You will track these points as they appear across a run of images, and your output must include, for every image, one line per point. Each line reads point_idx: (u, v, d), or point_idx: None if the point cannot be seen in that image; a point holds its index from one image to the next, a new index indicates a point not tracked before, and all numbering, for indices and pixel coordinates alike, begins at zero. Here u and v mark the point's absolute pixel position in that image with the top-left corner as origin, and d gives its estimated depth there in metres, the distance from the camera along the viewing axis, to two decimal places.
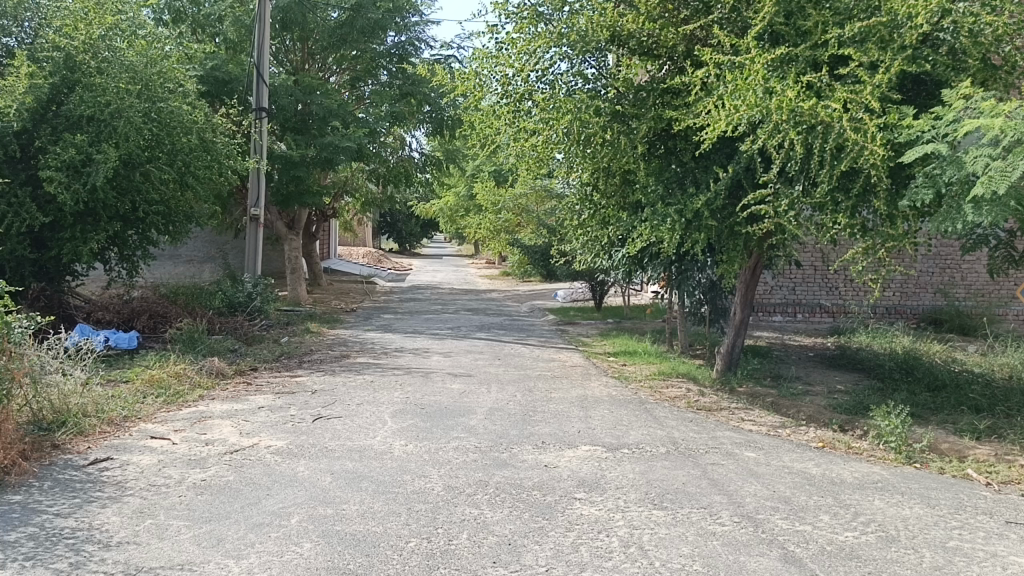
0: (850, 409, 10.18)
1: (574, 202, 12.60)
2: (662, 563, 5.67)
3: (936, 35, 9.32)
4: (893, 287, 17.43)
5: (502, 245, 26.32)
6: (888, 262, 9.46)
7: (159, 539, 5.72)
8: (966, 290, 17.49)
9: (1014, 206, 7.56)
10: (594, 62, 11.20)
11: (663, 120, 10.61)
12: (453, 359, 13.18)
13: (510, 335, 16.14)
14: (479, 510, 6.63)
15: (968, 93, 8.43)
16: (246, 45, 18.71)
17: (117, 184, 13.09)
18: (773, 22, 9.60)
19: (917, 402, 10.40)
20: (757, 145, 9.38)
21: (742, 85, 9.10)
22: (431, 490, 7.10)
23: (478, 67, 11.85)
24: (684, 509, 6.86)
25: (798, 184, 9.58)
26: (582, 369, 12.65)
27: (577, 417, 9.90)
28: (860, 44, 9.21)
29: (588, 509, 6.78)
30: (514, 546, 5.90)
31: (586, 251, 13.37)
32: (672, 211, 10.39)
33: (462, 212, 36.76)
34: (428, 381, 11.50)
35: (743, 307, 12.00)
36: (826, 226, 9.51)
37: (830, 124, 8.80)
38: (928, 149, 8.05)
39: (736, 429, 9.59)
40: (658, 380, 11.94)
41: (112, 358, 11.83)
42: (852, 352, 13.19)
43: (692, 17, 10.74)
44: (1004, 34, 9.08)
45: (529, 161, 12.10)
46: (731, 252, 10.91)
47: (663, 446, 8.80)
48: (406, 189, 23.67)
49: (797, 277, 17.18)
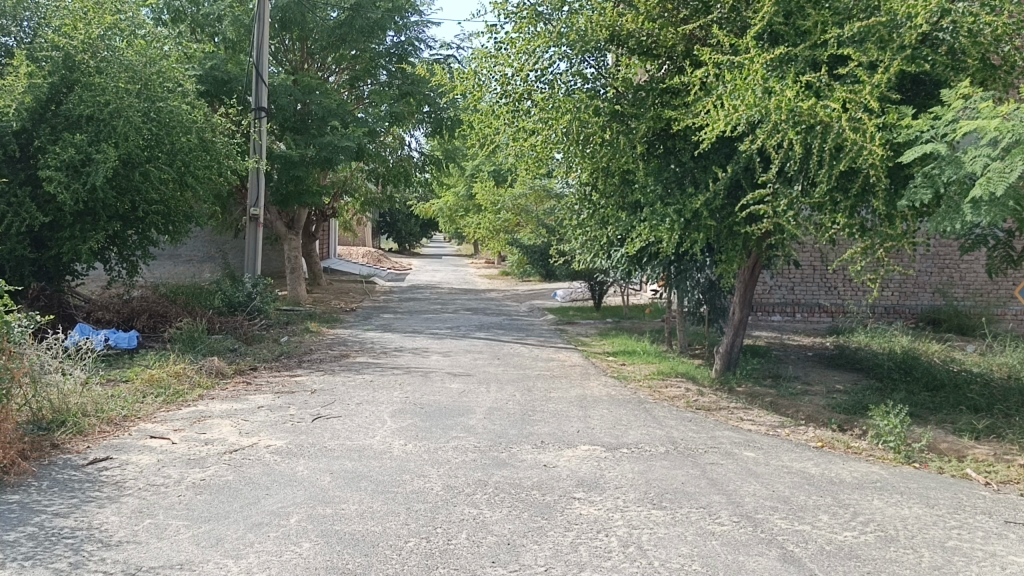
0: (849, 409, 10.18)
1: (574, 202, 12.61)
2: (661, 563, 5.67)
3: (935, 35, 9.31)
4: (892, 286, 17.44)
5: (501, 244, 26.34)
6: (887, 261, 9.46)
7: (158, 539, 5.72)
8: (964, 290, 17.51)
9: (1013, 206, 7.55)
10: (594, 61, 11.20)
11: (663, 120, 10.60)
12: (452, 358, 13.19)
13: (509, 334, 16.15)
14: (478, 510, 6.63)
15: (967, 93, 8.42)
16: (245, 45, 18.71)
17: (116, 184, 13.08)
18: (773, 22, 9.60)
19: (916, 402, 10.41)
20: (756, 145, 9.37)
21: (741, 85, 9.09)
22: (430, 490, 7.10)
23: (478, 66, 11.83)
24: (683, 509, 6.86)
25: (797, 183, 9.58)
26: (581, 369, 12.66)
27: (576, 416, 9.91)
28: (859, 44, 9.20)
29: (587, 508, 6.78)
30: (513, 546, 5.90)
31: (585, 251, 13.38)
32: (671, 211, 10.39)
33: (462, 212, 36.75)
34: (427, 380, 11.51)
35: (742, 306, 12.00)
36: (825, 226, 9.51)
37: (829, 124, 8.79)
38: (928, 149, 8.04)
39: (735, 428, 9.60)
40: (657, 380, 11.95)
41: (111, 357, 11.83)
42: (851, 352, 13.19)
43: (691, 17, 10.73)
44: (1004, 34, 9.08)
45: (528, 160, 12.10)
46: (730, 251, 10.91)
47: (662, 446, 8.80)
48: (405, 189, 23.68)
49: (796, 276, 17.19)
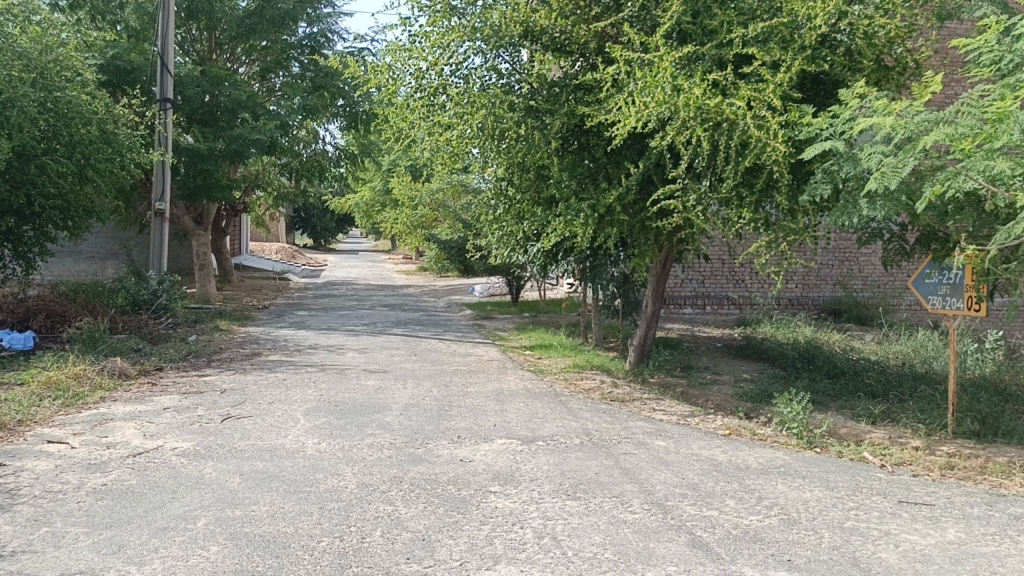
0: (755, 397, 10.54)
1: (490, 197, 12.67)
2: (575, 553, 5.74)
3: (834, 36, 9.66)
4: (796, 279, 18.11)
5: (418, 239, 26.20)
6: (790, 254, 9.83)
7: (55, 548, 5.47)
8: (863, 281, 18.30)
9: (905, 201, 7.94)
10: (508, 56, 11.25)
11: (576, 116, 10.72)
12: (368, 355, 13.03)
13: (426, 330, 16.06)
14: (393, 507, 6.58)
15: (862, 93, 8.79)
16: (149, 33, 18.02)
17: (10, 177, 12.40)
18: (681, 21, 9.82)
19: (817, 389, 10.84)
20: (666, 141, 9.58)
21: (651, 83, 9.29)
22: (344, 488, 7.00)
23: (392, 60, 11.73)
24: (596, 499, 6.97)
25: (705, 179, 9.84)
26: (498, 363, 12.70)
27: (492, 411, 9.94)
28: (763, 43, 9.51)
29: (502, 502, 6.81)
30: (428, 541, 5.87)
31: (501, 246, 13.45)
32: (585, 206, 10.54)
33: (379, 207, 36.36)
34: (342, 378, 11.34)
35: (654, 300, 12.25)
36: (732, 220, 9.82)
37: (735, 121, 9.07)
38: (827, 146, 8.36)
39: (648, 418, 9.81)
40: (572, 372, 12.10)
41: (5, 360, 11.23)
42: (758, 343, 13.63)
43: (603, 15, 10.89)
44: (896, 36, 9.53)
45: (444, 155, 12.08)
46: (642, 245, 11.17)
47: (577, 438, 8.92)
48: (320, 183, 23.28)
49: (705, 270, 17.67)
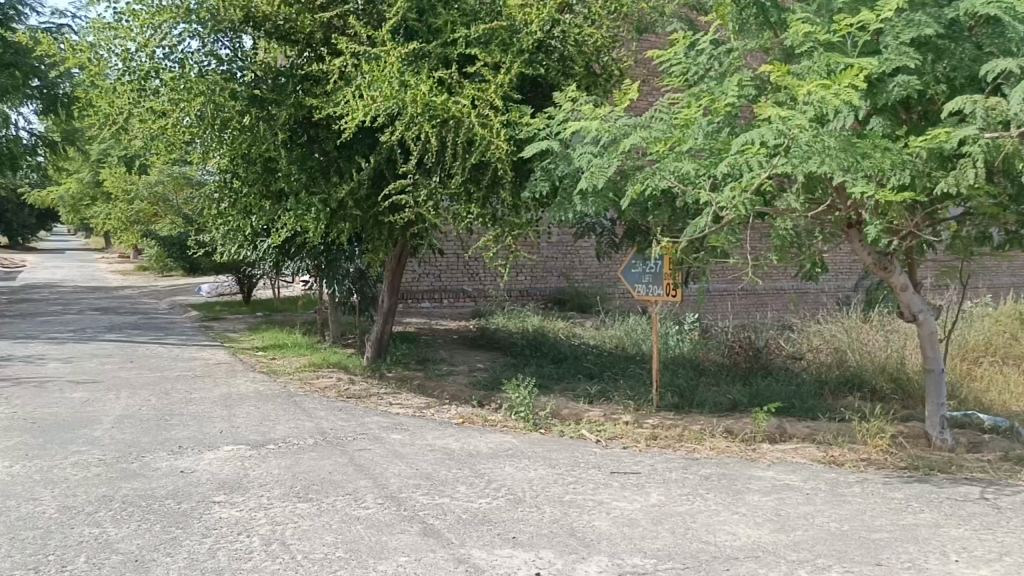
0: (487, 385, 10.98)
1: (214, 191, 11.95)
2: (304, 555, 5.59)
3: (549, 42, 10.29)
4: (524, 272, 19.11)
5: (135, 236, 24.06)
6: (515, 248, 10.31)
7: None
8: (584, 273, 19.77)
9: (613, 198, 8.65)
10: (229, 43, 10.71)
11: (304, 108, 10.44)
12: (75, 365, 11.73)
13: (145, 334, 14.80)
14: (100, 529, 5.97)
15: (574, 97, 9.46)
16: None
17: None
18: (407, 18, 9.93)
19: (543, 374, 11.55)
20: (395, 137, 9.62)
21: (379, 77, 9.29)
22: (39, 515, 6.23)
23: (95, 39, 10.66)
24: (329, 498, 6.84)
25: (435, 175, 10.02)
26: (228, 366, 12.04)
27: (219, 416, 9.40)
28: (485, 45, 9.90)
29: (228, 511, 6.45)
30: (140, 562, 5.40)
31: (229, 243, 12.78)
32: (316, 201, 10.31)
33: (88, 202, 32.88)
34: (42, 392, 10.10)
35: (390, 294, 12.31)
36: (461, 215, 10.08)
37: (461, 119, 9.35)
38: (544, 146, 8.88)
39: (384, 413, 9.82)
40: (308, 371, 11.81)
41: None
42: (491, 333, 14.23)
43: (329, 6, 10.70)
44: (602, 46, 10.37)
45: (160, 145, 11.19)
46: (376, 241, 11.10)
47: (310, 438, 8.70)
48: (11, 173, 20.53)
49: (441, 264, 18.06)
